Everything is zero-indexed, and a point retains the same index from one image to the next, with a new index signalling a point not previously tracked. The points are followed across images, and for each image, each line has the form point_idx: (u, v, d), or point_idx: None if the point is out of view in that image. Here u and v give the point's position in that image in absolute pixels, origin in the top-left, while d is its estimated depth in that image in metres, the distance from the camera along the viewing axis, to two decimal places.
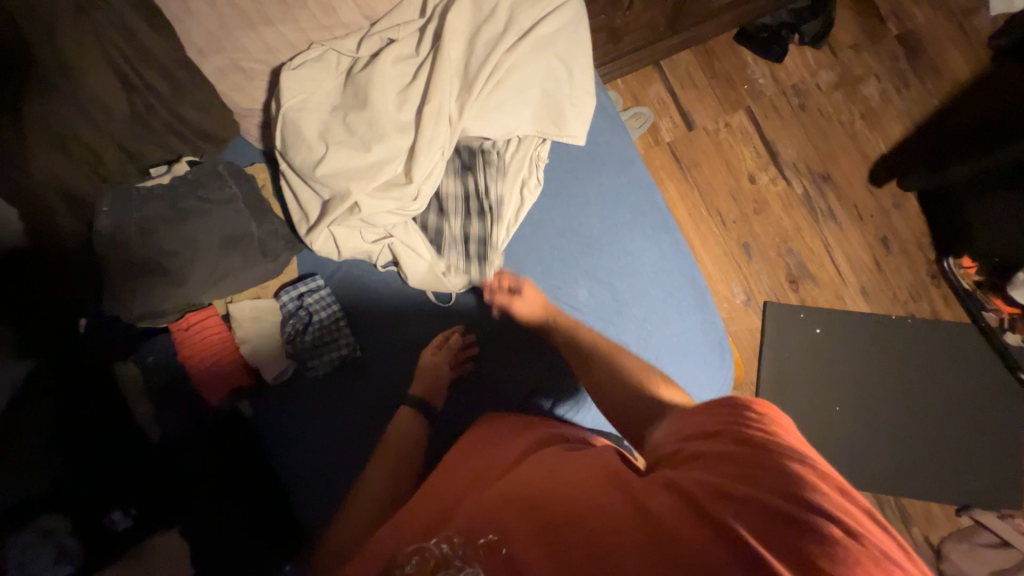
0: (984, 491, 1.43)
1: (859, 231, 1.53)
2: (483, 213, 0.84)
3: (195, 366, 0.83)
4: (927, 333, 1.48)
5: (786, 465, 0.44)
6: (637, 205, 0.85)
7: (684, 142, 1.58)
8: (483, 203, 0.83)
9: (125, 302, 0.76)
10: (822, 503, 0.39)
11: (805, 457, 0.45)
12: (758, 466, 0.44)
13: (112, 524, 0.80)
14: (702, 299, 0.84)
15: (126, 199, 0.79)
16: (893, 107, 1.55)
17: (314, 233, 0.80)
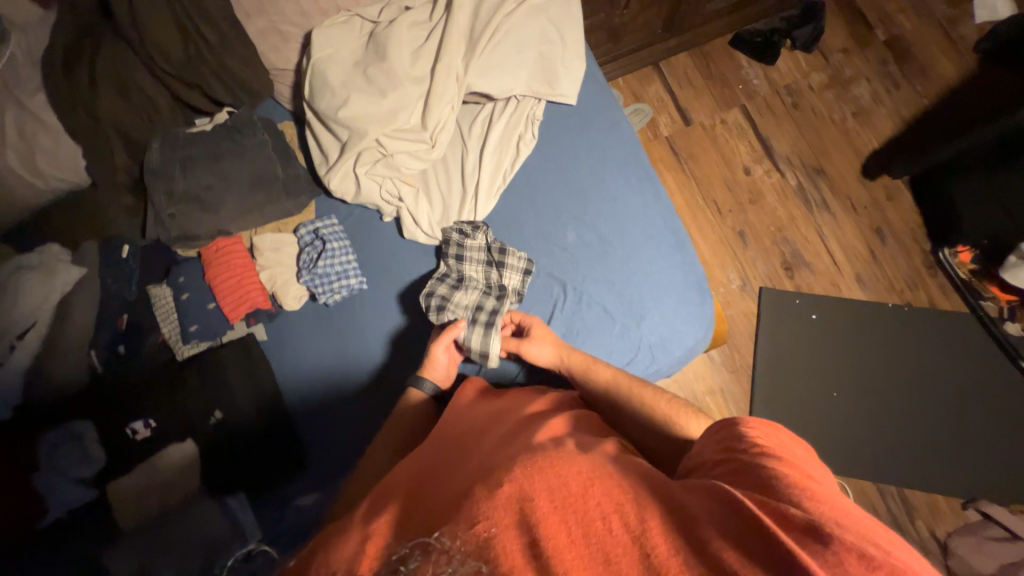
0: (993, 487, 1.37)
1: (853, 221, 1.56)
2: (501, 293, 0.88)
3: (218, 286, 0.89)
4: (923, 321, 1.48)
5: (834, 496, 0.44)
6: (624, 157, 0.93)
7: (681, 136, 1.66)
8: (505, 285, 0.89)
9: (166, 224, 0.88)
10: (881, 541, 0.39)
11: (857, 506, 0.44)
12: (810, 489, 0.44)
13: (133, 433, 0.87)
14: (681, 242, 0.90)
15: (173, 141, 0.91)
16: (883, 106, 1.62)
17: (332, 172, 0.89)
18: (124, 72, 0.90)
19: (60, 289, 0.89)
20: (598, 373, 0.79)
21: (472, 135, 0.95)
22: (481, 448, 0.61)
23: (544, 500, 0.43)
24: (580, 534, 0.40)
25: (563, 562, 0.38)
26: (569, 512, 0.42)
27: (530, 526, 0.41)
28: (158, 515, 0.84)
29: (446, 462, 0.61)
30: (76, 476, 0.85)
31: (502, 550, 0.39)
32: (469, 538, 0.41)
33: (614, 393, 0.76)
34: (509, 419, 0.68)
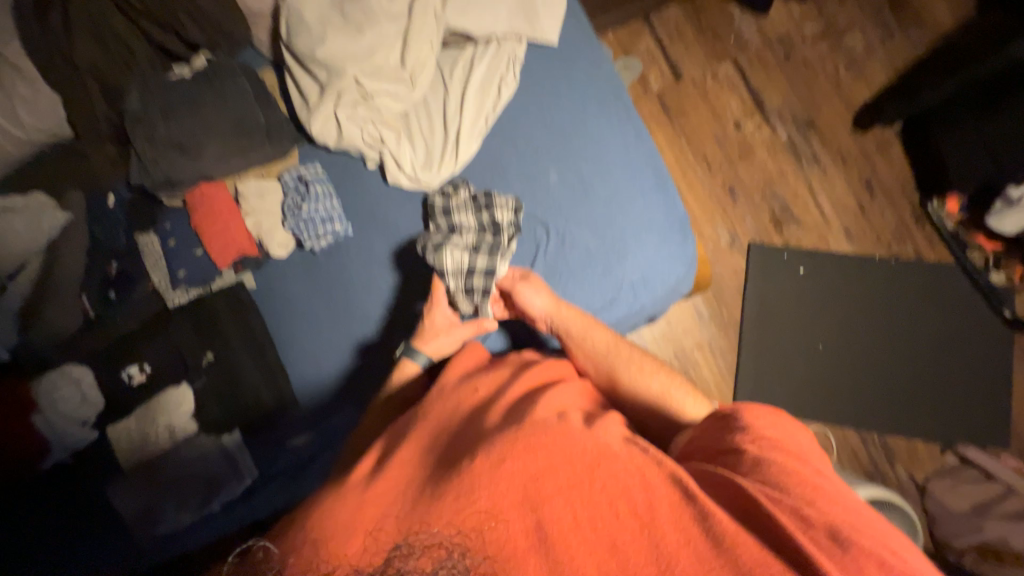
0: (971, 433, 1.40)
1: (843, 175, 1.56)
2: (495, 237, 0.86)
3: (206, 233, 0.91)
4: (911, 273, 1.48)
5: (810, 476, 0.54)
6: (605, 98, 0.94)
7: (671, 92, 1.64)
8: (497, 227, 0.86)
9: (151, 170, 0.89)
10: (835, 515, 0.50)
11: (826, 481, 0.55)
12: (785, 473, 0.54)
13: (129, 377, 0.91)
14: (662, 181, 0.91)
15: (152, 87, 0.90)
16: (877, 57, 1.59)
17: (312, 115, 0.89)
18: (103, 18, 0.90)
19: (48, 235, 0.89)
20: (600, 336, 0.80)
21: (454, 76, 0.94)
22: (488, 408, 0.67)
23: (551, 484, 0.53)
24: (584, 517, 0.51)
25: (566, 543, 0.49)
26: (573, 493, 0.53)
27: (538, 508, 0.52)
28: (156, 458, 0.88)
29: (453, 418, 0.69)
30: (80, 420, 0.89)
31: (511, 530, 0.51)
32: (478, 516, 0.51)
33: (612, 358, 0.78)
34: (513, 381, 0.73)
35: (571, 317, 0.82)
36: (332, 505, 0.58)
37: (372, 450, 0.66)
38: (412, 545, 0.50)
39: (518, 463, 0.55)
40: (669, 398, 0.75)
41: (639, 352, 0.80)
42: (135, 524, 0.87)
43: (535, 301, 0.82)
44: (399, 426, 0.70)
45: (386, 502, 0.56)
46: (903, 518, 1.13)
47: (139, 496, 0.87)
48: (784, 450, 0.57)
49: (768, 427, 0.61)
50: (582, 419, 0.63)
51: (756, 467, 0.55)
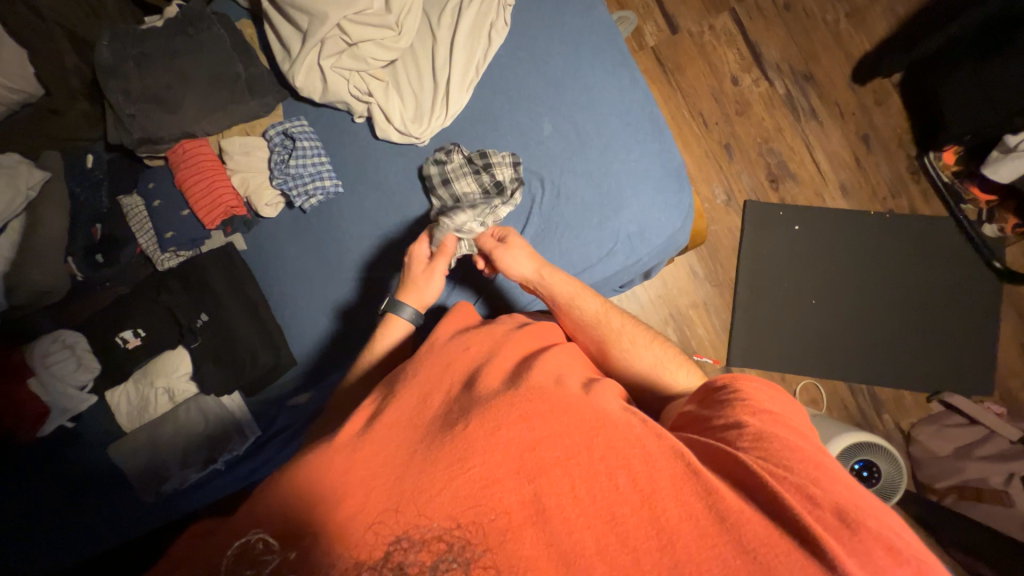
0: (957, 381, 1.44)
1: (840, 130, 1.53)
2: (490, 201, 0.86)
3: (190, 191, 0.88)
4: (903, 227, 1.49)
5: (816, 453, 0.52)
6: (600, 43, 0.90)
7: (668, 46, 1.59)
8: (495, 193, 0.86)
9: (127, 126, 0.85)
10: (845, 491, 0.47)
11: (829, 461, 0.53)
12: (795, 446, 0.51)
13: (124, 342, 0.90)
14: (659, 129, 0.89)
15: (125, 38, 0.86)
16: (878, 5, 1.54)
17: (295, 66, 0.85)
18: None
19: (26, 193, 0.85)
20: (588, 304, 0.77)
21: (442, 21, 0.89)
22: (482, 372, 0.62)
23: (548, 454, 0.49)
24: (583, 490, 0.47)
25: (565, 515, 0.45)
26: (572, 464, 0.49)
27: (535, 479, 0.47)
28: (157, 419, 0.90)
29: (445, 381, 0.63)
30: (77, 384, 0.89)
31: (506, 502, 0.46)
32: (473, 487, 0.47)
33: (599, 329, 0.75)
34: (503, 347, 0.68)
35: (557, 283, 0.78)
36: (320, 468, 0.53)
37: (365, 407, 0.62)
38: (410, 526, 0.46)
39: (515, 433, 0.51)
40: (662, 371, 0.72)
41: (630, 322, 0.76)
42: (140, 482, 0.89)
43: (519, 264, 0.78)
44: (388, 386, 0.65)
45: (381, 471, 0.51)
46: (890, 460, 1.17)
47: (144, 455, 0.88)
48: (784, 423, 0.54)
49: (768, 400, 0.58)
50: (578, 388, 0.60)
51: (758, 439, 0.52)
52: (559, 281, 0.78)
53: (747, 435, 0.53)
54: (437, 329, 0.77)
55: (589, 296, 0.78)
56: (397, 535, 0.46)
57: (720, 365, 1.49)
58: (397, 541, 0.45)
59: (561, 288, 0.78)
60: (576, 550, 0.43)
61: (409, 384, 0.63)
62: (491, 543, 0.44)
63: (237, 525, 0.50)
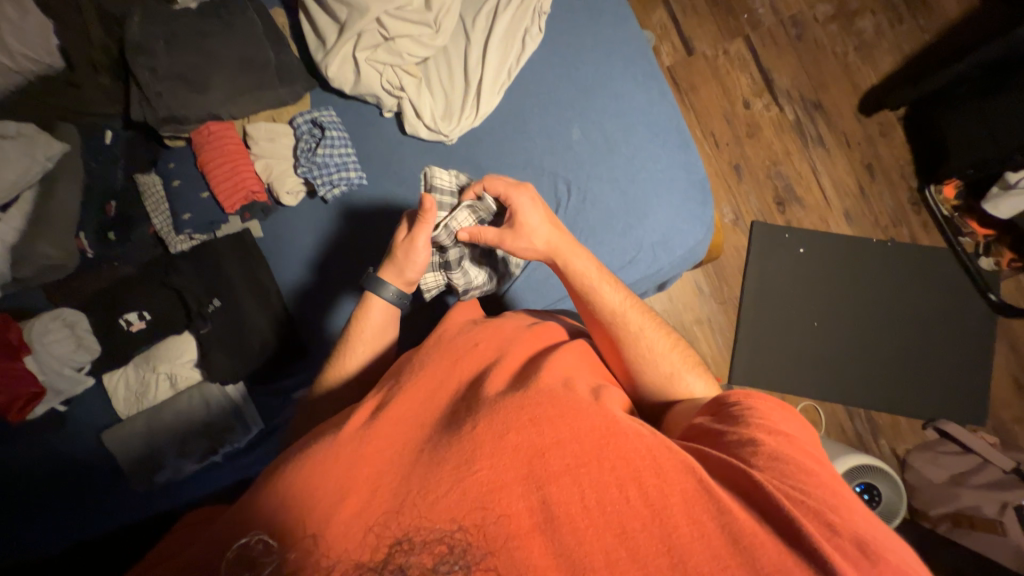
0: (952, 411, 1.44)
1: (845, 159, 1.56)
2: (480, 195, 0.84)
3: (212, 173, 0.86)
4: (904, 256, 1.50)
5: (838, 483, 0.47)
6: (630, 55, 0.92)
7: (682, 67, 1.60)
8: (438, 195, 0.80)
9: (153, 104, 0.83)
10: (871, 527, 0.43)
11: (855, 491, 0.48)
12: (816, 473, 0.47)
13: (127, 325, 0.87)
14: (684, 141, 0.91)
15: (156, 16, 0.84)
16: (885, 41, 1.58)
17: (329, 56, 0.85)
18: None
19: (43, 163, 0.83)
20: (609, 295, 0.69)
21: (477, 23, 0.90)
22: (488, 372, 0.58)
23: (557, 461, 0.45)
24: (593, 501, 0.42)
25: (575, 527, 0.41)
26: (582, 473, 0.44)
27: (544, 486, 0.43)
28: (156, 407, 0.86)
29: (453, 377, 0.60)
30: (75, 365, 0.86)
31: (511, 508, 0.42)
32: (476, 492, 0.43)
33: (618, 324, 0.67)
34: (512, 348, 0.63)
35: (573, 269, 0.71)
36: (327, 461, 0.49)
37: (372, 401, 0.58)
38: (414, 527, 0.42)
39: (522, 439, 0.46)
40: (675, 378, 0.65)
41: (649, 320, 0.68)
42: (132, 471, 0.84)
43: (531, 244, 0.72)
44: (394, 380, 0.61)
45: (383, 469, 0.48)
46: (888, 483, 1.18)
47: (140, 442, 0.84)
48: (798, 445, 0.50)
49: (784, 421, 0.52)
50: (587, 392, 0.55)
51: (772, 458, 0.47)
52: (578, 266, 0.71)
53: (760, 451, 0.48)
54: (445, 321, 0.73)
55: (610, 285, 0.70)
56: (400, 536, 0.42)
57: (721, 382, 1.49)
58: (399, 542, 0.41)
59: (579, 277, 0.70)
60: (586, 563, 0.40)
61: (421, 376, 0.60)
62: (497, 546, 0.41)
63: (251, 516, 0.47)
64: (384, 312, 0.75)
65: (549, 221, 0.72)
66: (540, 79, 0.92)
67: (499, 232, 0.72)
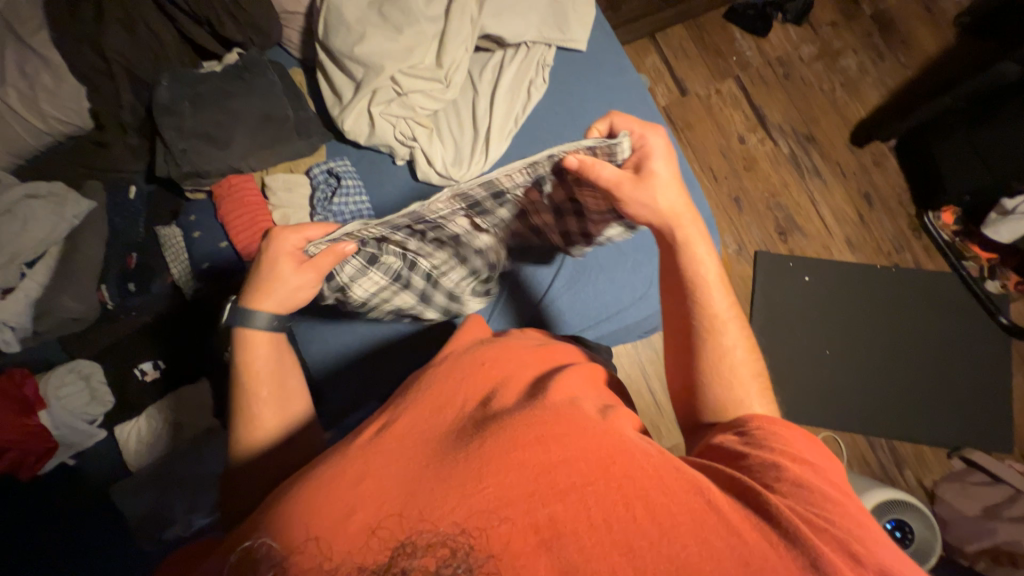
0: (974, 439, 1.40)
1: (842, 188, 1.59)
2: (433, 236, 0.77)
3: (231, 223, 0.89)
4: (910, 281, 1.50)
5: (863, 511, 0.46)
6: (630, 100, 0.96)
7: (677, 106, 1.65)
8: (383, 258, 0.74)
9: (177, 159, 0.87)
10: (889, 555, 0.42)
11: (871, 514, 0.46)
12: (836, 500, 0.45)
13: (142, 373, 0.89)
14: (688, 180, 0.94)
15: (181, 79, 0.89)
16: (869, 77, 1.65)
17: (346, 111, 0.89)
18: (133, 5, 0.87)
19: (71, 221, 0.87)
20: (716, 299, 0.63)
21: (485, 77, 0.95)
22: (497, 394, 0.55)
23: (563, 478, 0.42)
24: (598, 519, 0.40)
25: (580, 544, 0.39)
26: (589, 491, 0.42)
27: (550, 504, 0.41)
28: (166, 458, 0.85)
29: (460, 396, 0.55)
30: (87, 417, 0.86)
31: (513, 524, 0.40)
32: (479, 512, 0.40)
33: (711, 330, 0.62)
34: (519, 370, 0.60)
35: (689, 244, 0.65)
36: (329, 485, 0.45)
37: (374, 420, 0.54)
38: (415, 530, 0.40)
39: (528, 457, 0.44)
40: (743, 407, 0.59)
41: (745, 343, 0.63)
42: (139, 527, 0.82)
43: (653, 205, 0.64)
44: (396, 401, 0.57)
45: (381, 483, 0.44)
46: (921, 521, 1.13)
47: (148, 496, 0.83)
48: (822, 476, 0.47)
49: (809, 451, 0.50)
50: (595, 410, 0.52)
51: (795, 484, 0.46)
52: (695, 252, 0.65)
53: (782, 477, 0.46)
54: (450, 342, 0.69)
55: (722, 287, 0.64)
56: (402, 539, 0.40)
57: None
58: (401, 545, 0.40)
59: (695, 264, 0.64)
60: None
61: (424, 390, 0.57)
62: (500, 548, 0.39)
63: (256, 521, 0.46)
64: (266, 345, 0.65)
65: (682, 193, 0.66)
66: (545, 125, 0.96)
67: (619, 173, 0.65)
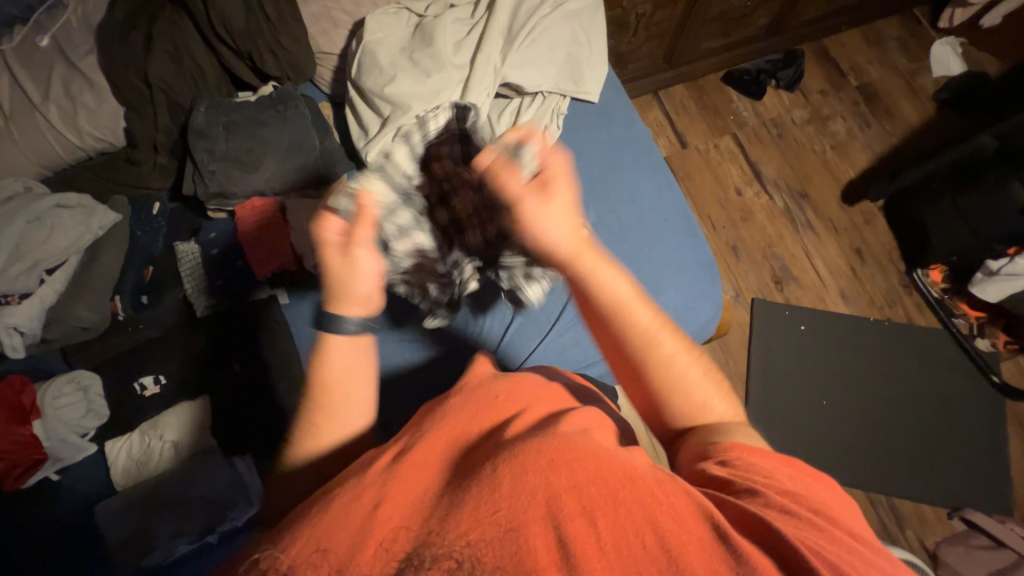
0: (974, 498, 1.38)
1: (835, 242, 1.65)
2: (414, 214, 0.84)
3: (250, 244, 0.92)
4: (903, 335, 1.54)
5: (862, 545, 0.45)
6: (639, 150, 1.03)
7: (678, 158, 1.74)
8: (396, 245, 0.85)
9: (206, 179, 0.91)
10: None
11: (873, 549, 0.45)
12: (832, 533, 0.44)
13: (142, 389, 0.88)
14: (692, 226, 0.99)
15: (218, 106, 0.94)
16: (857, 141, 1.76)
17: (371, 143, 0.94)
18: (181, 38, 0.94)
19: (95, 232, 0.89)
20: (639, 314, 0.59)
21: (503, 121, 1.02)
22: (512, 422, 0.56)
23: (574, 501, 0.43)
24: (609, 542, 0.41)
25: (590, 567, 0.39)
26: (598, 515, 0.43)
27: (562, 524, 0.41)
28: (158, 477, 0.83)
29: (476, 426, 0.57)
30: (80, 430, 0.84)
31: (527, 545, 0.40)
32: (492, 534, 0.41)
33: (645, 348, 0.59)
34: (531, 401, 0.60)
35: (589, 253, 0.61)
36: (344, 508, 0.46)
37: (391, 444, 0.56)
38: (425, 545, 0.42)
39: (540, 482, 0.45)
40: (705, 408, 0.60)
41: (684, 348, 0.60)
42: (120, 552, 0.78)
43: (549, 233, 0.61)
44: (415, 427, 0.59)
45: (400, 507, 0.47)
46: None
47: (132, 518, 0.79)
48: (809, 507, 0.47)
49: (791, 482, 0.50)
50: (608, 441, 0.53)
51: (783, 511, 0.46)
52: (601, 278, 0.59)
53: (772, 503, 0.47)
54: (469, 372, 0.70)
55: (640, 302, 0.60)
56: (409, 552, 0.42)
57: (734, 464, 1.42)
58: (409, 558, 0.41)
59: (604, 291, 0.59)
60: None
61: (439, 421, 0.58)
62: (507, 558, 0.40)
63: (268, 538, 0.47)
64: (348, 351, 0.60)
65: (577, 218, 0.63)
66: None
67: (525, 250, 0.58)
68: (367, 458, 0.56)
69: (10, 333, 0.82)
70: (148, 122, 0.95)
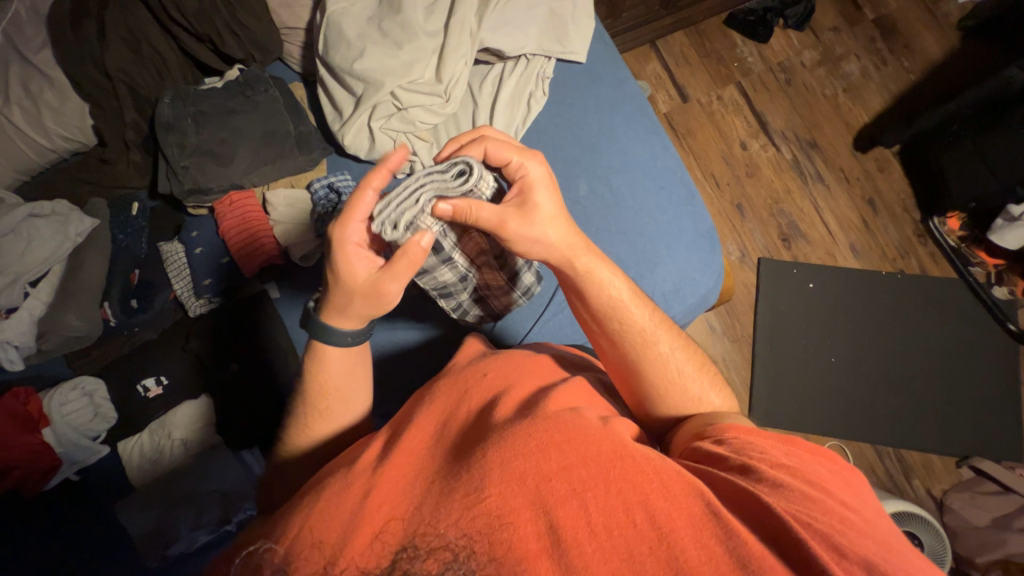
0: (988, 449, 1.36)
1: (846, 194, 1.56)
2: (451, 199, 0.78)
3: (230, 240, 0.89)
4: (917, 287, 1.48)
5: (853, 513, 0.44)
6: (632, 112, 0.97)
7: (679, 113, 1.63)
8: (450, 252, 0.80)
9: (179, 177, 0.87)
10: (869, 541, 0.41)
11: (861, 510, 0.45)
12: (828, 507, 0.44)
13: (144, 391, 0.89)
14: (691, 192, 0.94)
15: (184, 96, 0.90)
16: (872, 82, 1.64)
17: (346, 127, 0.89)
18: (135, 23, 0.88)
19: (74, 239, 0.88)
20: (638, 314, 0.62)
21: (483, 89, 0.96)
22: (501, 399, 0.55)
23: (563, 485, 0.42)
24: (600, 525, 0.40)
25: (580, 551, 0.39)
26: (588, 498, 0.42)
27: (551, 510, 0.41)
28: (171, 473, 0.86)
29: (464, 405, 0.56)
30: (91, 434, 0.87)
31: (517, 534, 0.40)
32: (482, 523, 0.41)
33: (645, 345, 0.61)
34: (520, 379, 0.59)
35: (590, 278, 0.62)
36: (334, 500, 0.47)
37: (381, 434, 0.56)
38: (420, 533, 0.41)
39: (529, 466, 0.44)
40: (701, 402, 0.62)
41: (678, 342, 0.64)
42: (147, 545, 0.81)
43: (544, 239, 0.61)
44: (403, 414, 0.58)
45: (390, 497, 0.46)
46: (929, 531, 1.11)
47: (154, 512, 0.83)
48: (801, 480, 0.46)
49: (787, 455, 0.49)
50: (596, 417, 0.51)
51: (778, 485, 0.45)
52: (603, 278, 0.63)
53: (764, 478, 0.46)
54: (460, 351, 0.70)
55: (640, 304, 0.63)
56: (403, 542, 0.41)
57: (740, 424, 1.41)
58: (404, 548, 0.41)
59: (605, 292, 0.62)
60: None
61: (427, 407, 0.57)
62: (500, 550, 0.39)
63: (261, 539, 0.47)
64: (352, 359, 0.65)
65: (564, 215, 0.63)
66: (547, 137, 0.96)
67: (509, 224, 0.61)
68: (354, 454, 0.55)
69: (4, 347, 0.84)
70: (112, 117, 0.91)
